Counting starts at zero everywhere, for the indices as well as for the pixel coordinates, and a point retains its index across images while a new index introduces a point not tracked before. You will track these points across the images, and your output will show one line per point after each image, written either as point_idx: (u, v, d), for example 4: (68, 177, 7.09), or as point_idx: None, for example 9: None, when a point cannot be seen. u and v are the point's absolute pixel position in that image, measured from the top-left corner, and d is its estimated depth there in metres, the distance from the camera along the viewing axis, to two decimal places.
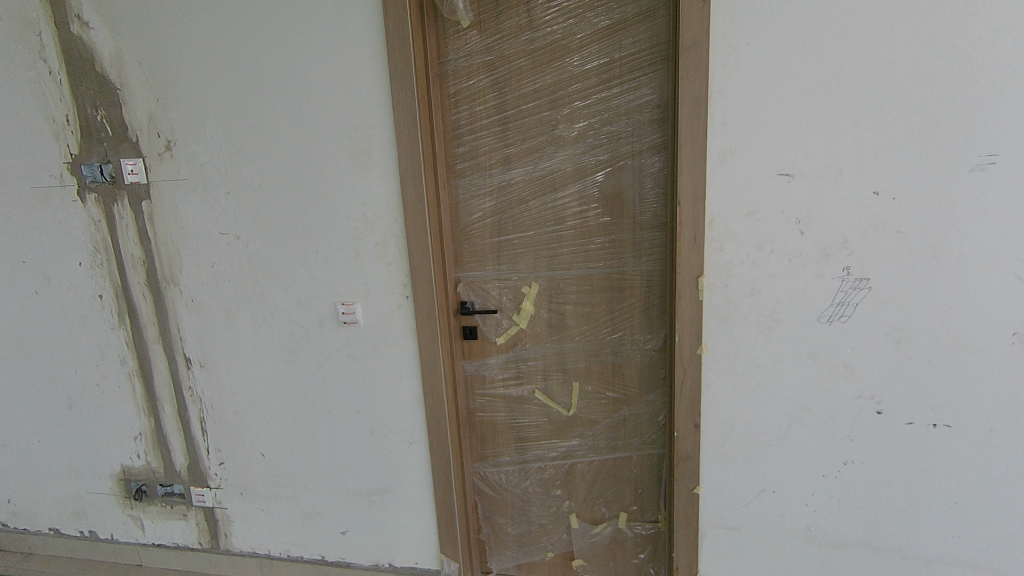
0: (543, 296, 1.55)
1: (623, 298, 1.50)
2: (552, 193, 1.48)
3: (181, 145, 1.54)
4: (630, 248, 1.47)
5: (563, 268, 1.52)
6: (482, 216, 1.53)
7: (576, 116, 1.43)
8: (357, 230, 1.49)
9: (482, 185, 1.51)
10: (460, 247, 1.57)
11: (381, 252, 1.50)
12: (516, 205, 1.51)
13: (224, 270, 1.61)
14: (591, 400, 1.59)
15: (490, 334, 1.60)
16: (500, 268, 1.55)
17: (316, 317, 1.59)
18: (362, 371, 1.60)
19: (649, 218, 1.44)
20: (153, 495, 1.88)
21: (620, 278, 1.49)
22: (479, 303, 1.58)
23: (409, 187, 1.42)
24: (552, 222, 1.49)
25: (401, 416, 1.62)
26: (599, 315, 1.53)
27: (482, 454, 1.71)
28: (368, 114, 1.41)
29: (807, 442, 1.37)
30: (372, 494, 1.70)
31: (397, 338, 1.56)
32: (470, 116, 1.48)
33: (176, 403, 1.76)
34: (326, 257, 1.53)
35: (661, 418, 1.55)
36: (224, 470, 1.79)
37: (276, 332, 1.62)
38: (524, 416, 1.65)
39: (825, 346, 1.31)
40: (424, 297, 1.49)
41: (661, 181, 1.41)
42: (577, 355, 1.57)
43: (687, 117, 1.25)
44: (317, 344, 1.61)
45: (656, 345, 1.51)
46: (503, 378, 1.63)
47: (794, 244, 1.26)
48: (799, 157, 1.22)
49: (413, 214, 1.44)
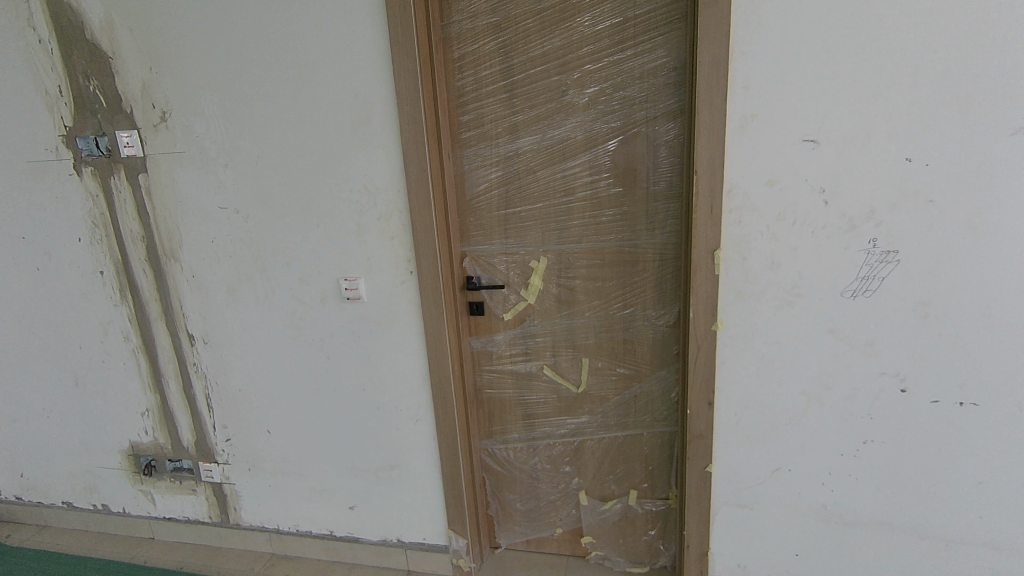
0: (553, 271, 1.50)
1: (636, 272, 1.45)
2: (561, 162, 1.42)
3: (177, 115, 1.48)
4: (643, 221, 1.41)
5: (573, 242, 1.47)
6: (489, 188, 1.48)
7: (587, 81, 1.36)
8: (359, 203, 1.44)
9: (489, 155, 1.45)
10: (466, 220, 1.51)
11: (384, 226, 1.45)
12: (524, 176, 1.45)
13: (225, 246, 1.57)
14: (601, 376, 1.56)
15: (498, 310, 1.56)
16: (508, 241, 1.50)
17: (320, 292, 1.55)
18: (368, 348, 1.57)
19: (663, 188, 1.38)
20: (162, 471, 1.88)
21: (632, 252, 1.44)
22: (487, 278, 1.54)
23: (413, 158, 1.37)
24: (562, 193, 1.44)
25: (408, 393, 1.59)
26: (610, 290, 1.48)
27: (491, 431, 1.68)
28: (369, 81, 1.35)
29: (825, 420, 1.33)
30: (380, 471, 1.69)
31: (403, 314, 1.52)
32: (475, 83, 1.41)
33: (181, 379, 1.75)
34: (328, 231, 1.49)
35: (673, 396, 1.52)
36: (232, 446, 1.78)
37: (280, 308, 1.59)
38: (533, 393, 1.62)
39: (848, 321, 1.25)
40: (430, 273, 1.45)
41: (677, 149, 1.35)
42: (587, 331, 1.53)
43: (706, 80, 1.17)
44: (322, 321, 1.58)
45: (669, 321, 1.46)
46: (511, 355, 1.59)
47: (818, 215, 1.20)
48: (825, 122, 1.15)
49: (417, 186, 1.38)
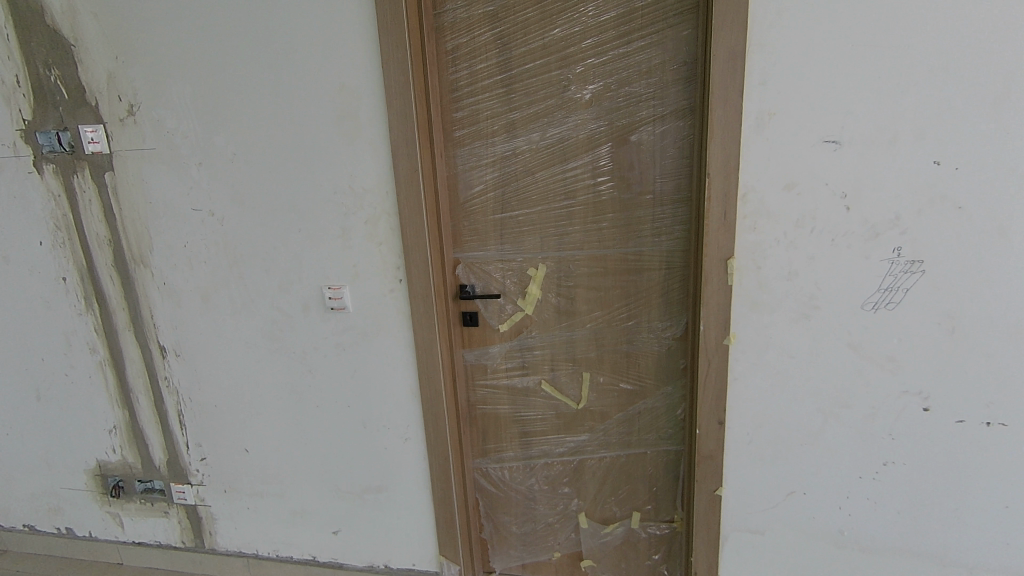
0: (552, 280, 1.40)
1: (640, 281, 1.36)
2: (561, 163, 1.33)
3: (147, 109, 1.37)
4: (648, 225, 1.32)
5: (574, 248, 1.37)
6: (484, 189, 1.38)
7: (590, 75, 1.27)
8: (344, 205, 1.34)
9: (484, 154, 1.36)
10: (459, 224, 1.41)
11: (371, 231, 1.34)
12: (521, 177, 1.35)
13: (199, 251, 1.45)
14: (602, 392, 1.46)
15: (493, 320, 1.46)
16: (504, 247, 1.40)
17: (301, 302, 1.44)
18: (353, 362, 1.46)
19: (671, 190, 1.29)
20: (131, 491, 1.75)
21: (637, 259, 1.35)
22: (481, 286, 1.44)
23: (403, 157, 1.27)
24: (562, 196, 1.34)
25: (396, 410, 1.48)
26: (613, 299, 1.39)
27: (484, 449, 1.58)
28: (355, 73, 1.25)
29: (843, 441, 1.24)
30: (366, 493, 1.58)
31: (390, 325, 1.41)
32: (470, 76, 1.31)
33: (151, 394, 1.63)
34: (310, 235, 1.38)
35: (680, 413, 1.42)
36: (206, 465, 1.66)
37: (258, 318, 1.48)
38: (530, 409, 1.52)
39: (869, 336, 1.17)
40: (420, 281, 1.34)
41: (685, 150, 1.26)
42: (588, 344, 1.43)
43: (720, 76, 1.09)
44: (303, 333, 1.47)
45: (676, 334, 1.37)
46: (507, 368, 1.49)
47: (839, 222, 1.12)
48: (847, 121, 1.07)
49: (407, 187, 1.28)
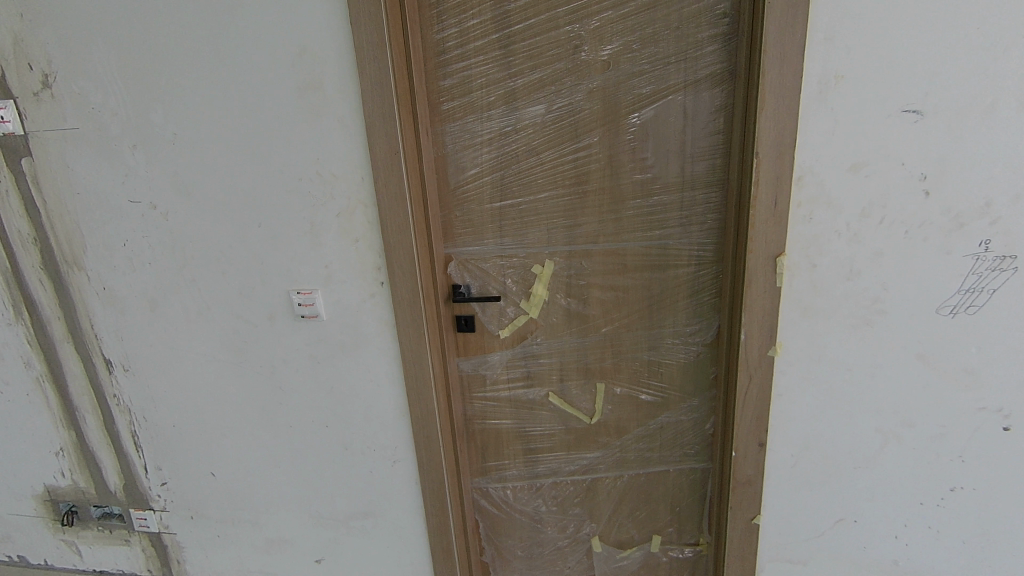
0: (561, 279, 1.20)
1: (665, 279, 1.16)
2: (572, 140, 1.11)
3: (64, 79, 1.12)
4: (676, 214, 1.11)
5: (586, 242, 1.16)
6: (479, 172, 1.16)
7: (607, 32, 1.04)
8: (312, 194, 1.11)
9: (479, 130, 1.13)
10: (450, 214, 1.19)
11: (344, 225, 1.12)
12: (523, 159, 1.13)
13: (141, 250, 1.22)
14: (619, 404, 1.28)
15: (492, 325, 1.26)
16: (503, 241, 1.19)
17: (265, 309, 1.22)
18: (329, 377, 1.25)
19: (703, 172, 1.08)
20: (87, 518, 1.56)
21: (662, 254, 1.14)
22: (478, 287, 1.23)
23: (380, 137, 1.04)
24: (572, 180, 1.13)
25: (381, 431, 1.28)
26: (633, 301, 1.19)
27: (484, 468, 1.40)
28: (318, 31, 1.01)
29: (905, 464, 1.07)
30: (351, 520, 1.39)
31: (371, 336, 1.20)
32: (460, 35, 1.08)
33: (99, 414, 1.41)
34: (272, 232, 1.15)
35: (708, 427, 1.25)
36: (168, 491, 1.46)
37: (217, 328, 1.26)
38: (536, 423, 1.33)
39: (943, 345, 0.98)
40: (406, 285, 1.13)
41: (721, 123, 1.05)
42: (603, 351, 1.24)
43: (775, 29, 0.86)
44: (269, 345, 1.25)
45: (705, 340, 1.18)
46: (509, 379, 1.30)
47: (915, 211, 0.92)
48: (934, 85, 0.86)
49: (387, 173, 1.06)
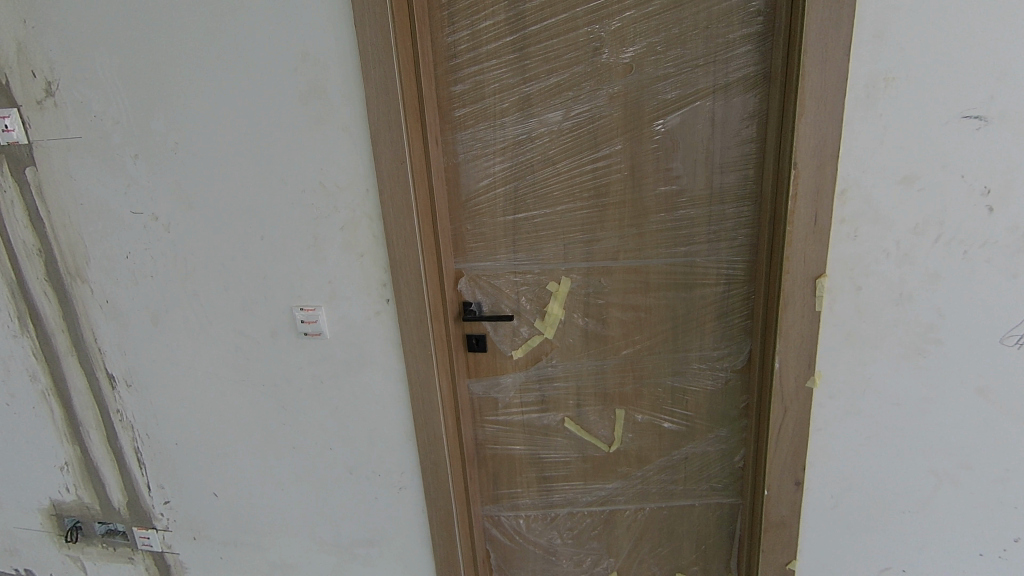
0: (578, 298, 1.12)
1: (691, 299, 1.07)
2: (591, 149, 1.03)
3: (67, 87, 1.09)
4: (703, 229, 1.02)
5: (606, 258, 1.08)
6: (491, 184, 1.09)
7: (629, 32, 0.96)
8: (315, 207, 1.05)
9: (492, 139, 1.06)
10: (461, 228, 1.13)
11: (349, 239, 1.06)
12: (539, 169, 1.06)
13: (144, 262, 1.19)
14: (640, 432, 1.19)
15: (504, 345, 1.18)
16: (517, 256, 1.12)
17: (267, 325, 1.17)
18: (333, 397, 1.19)
19: (734, 184, 0.99)
20: (92, 534, 1.52)
21: (688, 272, 1.06)
22: (489, 305, 1.16)
23: (386, 146, 0.98)
24: (591, 192, 1.05)
25: (386, 455, 1.21)
26: (656, 322, 1.10)
27: (496, 495, 1.32)
28: (322, 35, 0.96)
29: (961, 510, 0.95)
30: (355, 547, 1.32)
31: (376, 355, 1.13)
32: (472, 38, 1.02)
33: (103, 429, 1.38)
34: (275, 245, 1.10)
35: (737, 460, 1.15)
36: (171, 510, 1.42)
37: (219, 344, 1.22)
38: (551, 449, 1.25)
39: (1007, 379, 0.87)
40: (413, 304, 1.07)
41: (754, 131, 0.96)
42: (624, 375, 1.15)
43: (817, 27, 0.77)
44: (272, 362, 1.20)
45: (735, 365, 1.09)
46: (522, 402, 1.22)
47: (975, 229, 0.82)
48: (1000, 88, 0.76)
49: (392, 184, 1.00)
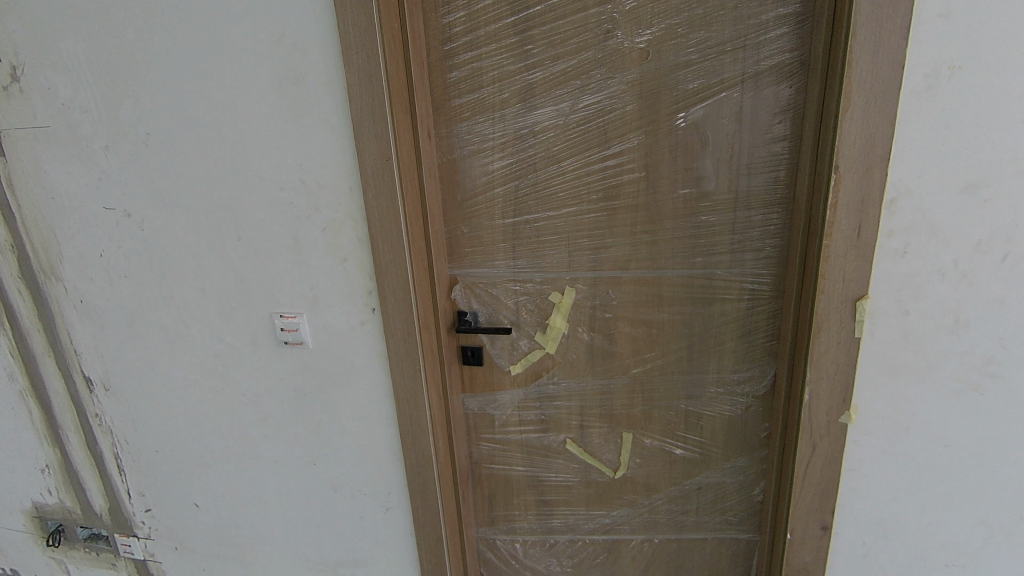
0: (583, 311, 1.01)
1: (709, 316, 0.95)
2: (601, 146, 0.92)
3: (34, 72, 1.01)
4: (726, 238, 0.91)
5: (615, 268, 0.97)
6: (489, 183, 0.98)
7: (646, 13, 0.84)
8: (294, 205, 0.96)
9: (490, 133, 0.96)
10: (456, 230, 1.02)
11: (331, 241, 0.96)
12: (542, 167, 0.95)
13: (117, 261, 1.11)
14: (649, 458, 1.08)
15: (502, 359, 1.08)
16: (517, 263, 1.01)
17: (246, 332, 1.08)
18: (316, 410, 1.11)
19: (762, 188, 0.87)
20: (74, 538, 1.47)
21: (707, 285, 0.94)
22: (486, 315, 1.06)
23: (369, 139, 0.88)
24: (599, 194, 0.94)
25: (373, 474, 1.12)
26: (670, 339, 0.99)
27: (492, 518, 1.22)
28: (299, 15, 0.85)
29: (1015, 567, 0.83)
30: (341, 567, 1.24)
31: (361, 367, 1.04)
32: (469, 19, 0.91)
33: (82, 433, 1.31)
34: (253, 247, 1.01)
35: (756, 493, 1.04)
36: (152, 519, 1.35)
37: (197, 350, 1.14)
38: (551, 472, 1.15)
39: None
40: (400, 314, 0.97)
41: (787, 128, 0.84)
42: (633, 396, 1.04)
43: (869, 5, 0.65)
44: (251, 371, 1.11)
45: (758, 390, 0.97)
46: (521, 421, 1.12)
47: None
48: None
49: (377, 182, 0.90)
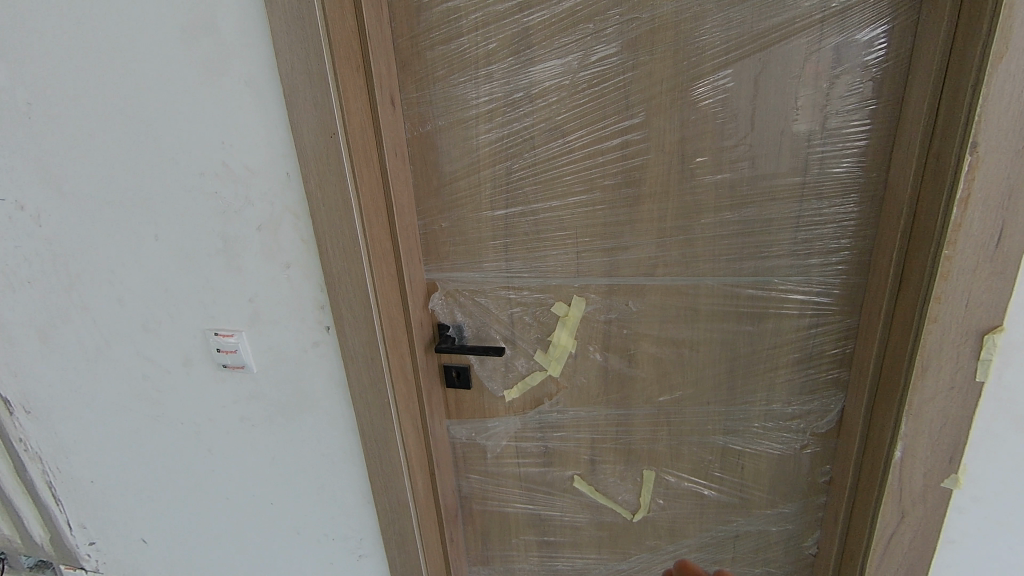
0: (594, 327, 0.80)
1: (759, 335, 0.74)
2: (620, 114, 0.69)
3: None
4: (786, 235, 0.69)
5: (636, 273, 0.75)
6: (473, 163, 0.76)
7: None
8: (219, 198, 0.74)
9: (473, 99, 0.73)
10: (434, 223, 0.80)
11: (269, 243, 0.75)
12: (542, 143, 0.72)
13: (17, 265, 0.89)
14: (675, 499, 0.88)
15: (494, 382, 0.88)
16: (510, 265, 0.79)
17: (178, 352, 0.88)
18: (269, 443, 0.91)
19: (840, 169, 0.65)
20: (19, 566, 1.30)
21: (758, 297, 0.72)
22: (472, 330, 0.85)
23: (307, 110, 0.65)
24: (618, 177, 0.71)
25: (340, 516, 0.93)
26: (707, 362, 0.78)
27: (485, 558, 1.04)
28: None
29: None
30: None
31: (318, 397, 0.84)
32: None
33: (10, 459, 1.12)
34: (174, 249, 0.79)
35: (809, 545, 0.84)
36: (98, 552, 1.17)
37: (124, 371, 0.93)
38: (556, 511, 0.96)
39: None
40: (360, 335, 0.76)
41: (877, 89, 0.61)
42: (657, 429, 0.84)
43: None
44: (189, 397, 0.91)
45: (817, 426, 0.77)
46: (519, 452, 0.93)
47: None
48: None
49: (321, 166, 0.67)
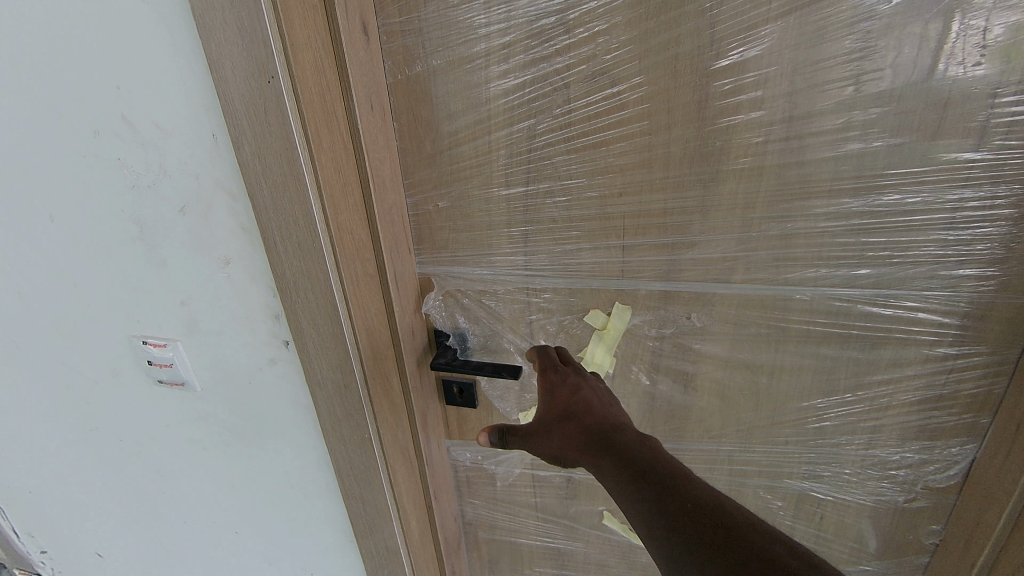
0: (639, 343, 0.60)
1: (871, 364, 0.55)
2: (700, 56, 0.46)
3: None
4: (934, 232, 0.48)
5: (706, 279, 0.55)
6: (483, 120, 0.54)
7: None
8: (126, 169, 0.53)
9: (483, 27, 0.50)
10: (428, 201, 0.59)
11: (201, 231, 0.54)
12: (584, 93, 0.50)
13: None
14: None
15: (507, 402, 0.69)
16: (531, 261, 0.59)
17: (105, 363, 0.69)
18: (227, 467, 0.74)
19: None
20: None
21: (877, 315, 0.52)
22: (478, 338, 0.66)
23: (233, 44, 0.43)
24: (690, 148, 0.50)
25: (320, 550, 0.78)
26: (791, 394, 0.59)
27: None
28: None
29: None
30: None
31: (284, 421, 0.66)
32: None
33: None
34: (76, 235, 0.59)
35: None
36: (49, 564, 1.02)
37: (44, 380, 0.75)
38: (578, 546, 0.79)
39: None
40: (330, 355, 0.57)
41: None
42: (715, 468, 0.66)
43: None
44: (127, 413, 0.74)
45: (933, 481, 0.58)
46: (535, 480, 0.75)
47: None
48: None
49: (259, 128, 0.46)
